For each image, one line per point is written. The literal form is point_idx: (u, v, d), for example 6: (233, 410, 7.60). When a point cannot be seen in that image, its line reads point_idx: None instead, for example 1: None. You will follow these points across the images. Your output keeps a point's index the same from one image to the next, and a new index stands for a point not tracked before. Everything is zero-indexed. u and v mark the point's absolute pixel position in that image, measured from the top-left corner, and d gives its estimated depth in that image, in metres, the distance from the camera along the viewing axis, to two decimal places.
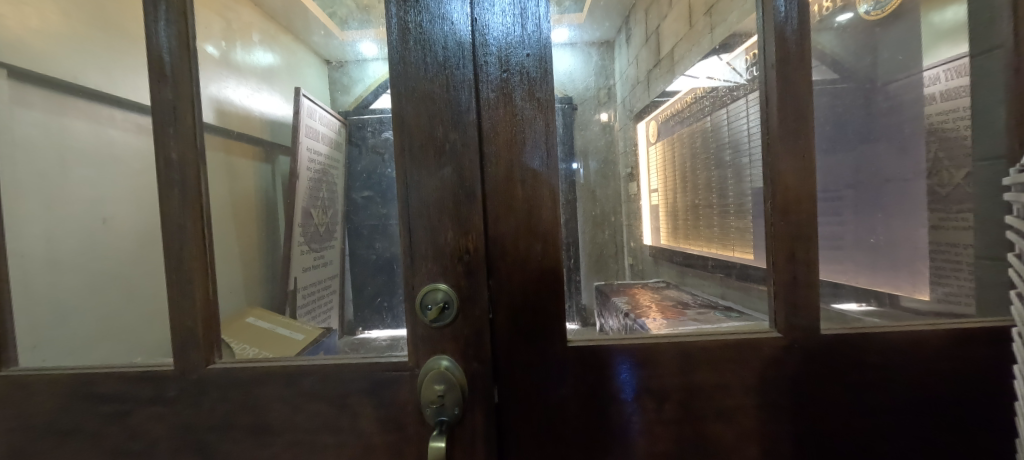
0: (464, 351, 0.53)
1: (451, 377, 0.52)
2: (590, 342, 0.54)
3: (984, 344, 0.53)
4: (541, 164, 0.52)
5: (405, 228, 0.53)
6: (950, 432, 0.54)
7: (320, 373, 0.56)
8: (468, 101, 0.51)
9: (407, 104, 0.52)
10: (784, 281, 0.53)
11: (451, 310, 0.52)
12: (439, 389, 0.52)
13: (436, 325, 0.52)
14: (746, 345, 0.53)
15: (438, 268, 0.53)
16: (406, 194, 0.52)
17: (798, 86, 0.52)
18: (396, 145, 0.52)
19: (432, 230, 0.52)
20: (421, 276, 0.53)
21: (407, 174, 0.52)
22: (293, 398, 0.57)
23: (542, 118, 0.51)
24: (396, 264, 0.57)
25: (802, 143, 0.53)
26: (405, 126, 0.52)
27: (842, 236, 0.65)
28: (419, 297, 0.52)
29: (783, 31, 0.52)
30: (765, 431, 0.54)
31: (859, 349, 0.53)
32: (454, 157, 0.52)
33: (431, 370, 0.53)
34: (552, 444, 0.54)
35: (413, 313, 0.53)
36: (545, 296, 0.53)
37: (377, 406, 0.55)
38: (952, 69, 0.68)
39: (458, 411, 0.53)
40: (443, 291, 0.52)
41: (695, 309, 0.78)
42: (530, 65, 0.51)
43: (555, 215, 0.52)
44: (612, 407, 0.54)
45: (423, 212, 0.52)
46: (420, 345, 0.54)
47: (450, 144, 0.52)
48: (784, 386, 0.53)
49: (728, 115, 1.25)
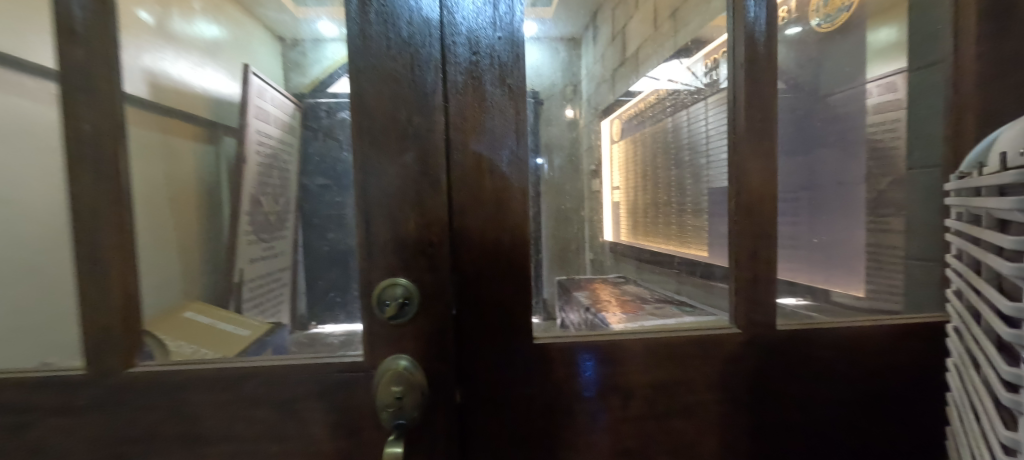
0: (425, 350, 0.50)
1: (409, 378, 0.49)
2: (556, 339, 0.53)
3: (921, 339, 0.56)
4: (510, 156, 0.50)
5: (361, 219, 0.49)
6: (891, 423, 0.57)
7: (263, 376, 0.52)
8: (434, 83, 0.48)
9: (366, 82, 0.48)
10: (746, 278, 0.54)
11: (411, 306, 0.49)
12: (397, 391, 0.48)
13: (394, 322, 0.49)
14: (709, 341, 0.54)
15: (398, 262, 0.49)
16: (363, 181, 0.48)
17: (765, 89, 0.53)
18: (351, 126, 0.48)
19: (392, 221, 0.49)
20: (379, 270, 0.49)
21: (366, 160, 0.48)
22: (233, 403, 0.52)
23: (513, 106, 0.49)
24: (351, 256, 0.53)
25: (766, 145, 0.53)
26: (364, 107, 0.48)
27: (797, 236, 0.67)
28: (376, 292, 0.49)
29: (751, 32, 0.53)
30: (726, 426, 0.55)
31: (813, 345, 0.55)
32: (417, 143, 0.48)
33: (388, 370, 0.49)
34: (516, 444, 0.52)
35: (369, 309, 0.50)
36: (511, 292, 0.51)
37: (329, 409, 0.52)
38: (881, 84, 0.74)
39: (417, 415, 0.49)
40: (403, 287, 0.49)
41: (654, 304, 0.79)
42: (501, 49, 0.49)
43: (525, 207, 0.50)
44: (577, 404, 0.53)
45: (383, 201, 0.48)
46: (377, 344, 0.50)
47: (414, 128, 0.48)
48: (744, 383, 0.54)
49: (689, 116, 1.29)
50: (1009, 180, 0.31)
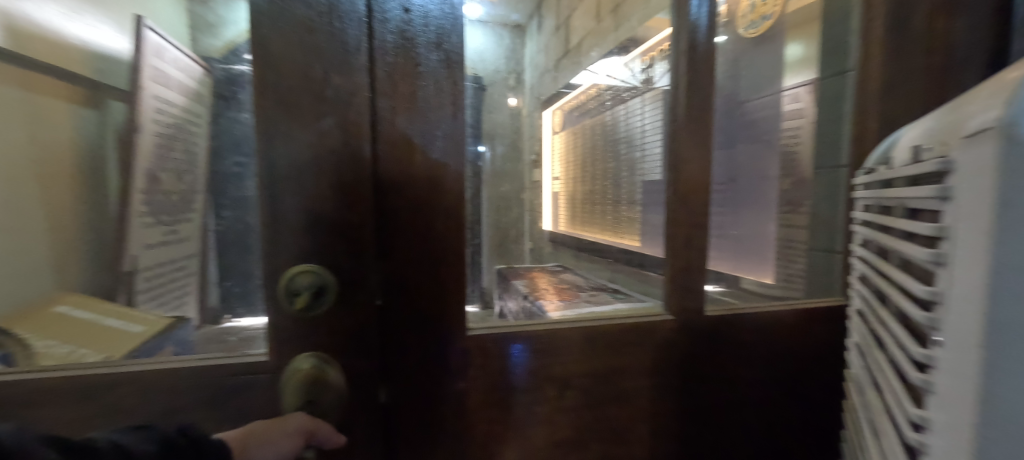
0: (344, 344, 0.45)
1: (320, 378, 0.44)
2: (492, 330, 0.50)
3: (828, 322, 0.61)
4: (445, 131, 0.46)
5: (266, 194, 0.42)
6: (800, 400, 0.61)
7: (140, 383, 0.44)
8: (359, 39, 0.43)
9: (275, 34, 0.41)
10: (680, 264, 0.55)
11: (326, 296, 0.43)
12: (304, 394, 0.43)
13: (305, 314, 0.44)
14: (643, 330, 0.54)
15: (312, 246, 0.43)
16: (268, 151, 0.42)
17: (703, 78, 0.53)
18: (253, 85, 0.41)
19: (304, 200, 0.42)
20: (287, 255, 0.43)
21: (272, 125, 0.41)
22: (97, 416, 0.44)
23: (449, 75, 0.46)
24: (253, 236, 0.46)
25: (702, 134, 0.54)
26: (270, 59, 0.41)
27: (723, 227, 0.70)
28: (282, 282, 0.43)
29: (693, 21, 0.53)
30: (657, 410, 0.55)
31: (737, 331, 0.57)
32: (337, 109, 0.42)
33: (296, 372, 0.43)
34: (446, 441, 0.50)
35: (274, 301, 0.43)
36: (443, 280, 0.47)
37: (223, 421, 0.46)
38: (795, 93, 0.80)
39: (332, 419, 0.45)
40: (315, 274, 0.43)
41: (588, 291, 0.80)
42: (438, 9, 0.45)
43: (460, 188, 0.47)
44: (512, 395, 0.51)
45: (294, 176, 0.42)
46: (284, 340, 0.44)
47: (333, 91, 0.42)
48: (674, 370, 0.55)
49: (627, 111, 1.31)
50: (927, 170, 0.33)
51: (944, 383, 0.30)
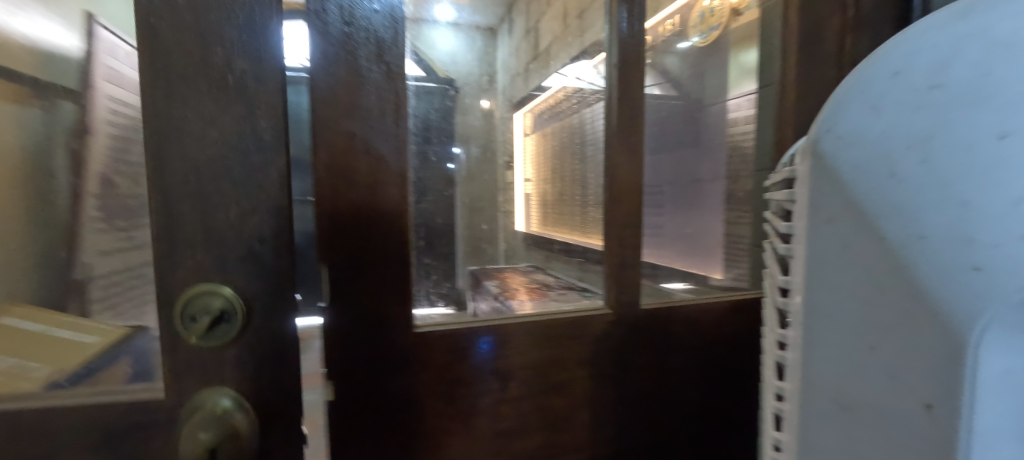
0: (250, 371, 0.43)
1: (225, 414, 0.42)
2: (437, 328, 0.53)
3: (754, 313, 0.67)
4: (386, 137, 0.49)
5: (160, 200, 0.41)
6: (729, 386, 0.66)
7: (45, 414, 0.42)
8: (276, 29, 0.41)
9: (172, 20, 0.39)
10: (615, 261, 0.59)
11: (229, 322, 0.42)
12: (205, 436, 0.41)
13: (206, 341, 0.42)
14: (581, 324, 0.58)
15: (219, 255, 0.42)
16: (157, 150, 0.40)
17: (632, 86, 0.57)
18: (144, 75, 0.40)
19: (206, 205, 0.41)
20: (182, 272, 0.42)
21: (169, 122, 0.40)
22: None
23: (390, 85, 0.49)
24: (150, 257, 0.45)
25: (633, 140, 0.58)
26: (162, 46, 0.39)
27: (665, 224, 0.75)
28: (178, 306, 0.41)
29: (622, 35, 0.57)
30: (596, 399, 0.59)
31: (669, 323, 0.62)
32: (240, 101, 0.41)
33: (200, 408, 0.42)
34: (394, 434, 0.52)
35: (175, 327, 0.42)
36: (387, 281, 0.50)
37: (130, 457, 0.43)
38: (745, 101, 0.82)
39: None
40: (220, 299, 0.42)
41: (556, 290, 0.86)
42: (379, 23, 0.48)
43: (402, 193, 0.50)
44: (457, 387, 0.54)
45: (204, 172, 0.41)
46: (186, 364, 0.42)
47: (235, 77, 0.41)
48: (611, 361, 0.59)
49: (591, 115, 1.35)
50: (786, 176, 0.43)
51: (797, 355, 0.40)
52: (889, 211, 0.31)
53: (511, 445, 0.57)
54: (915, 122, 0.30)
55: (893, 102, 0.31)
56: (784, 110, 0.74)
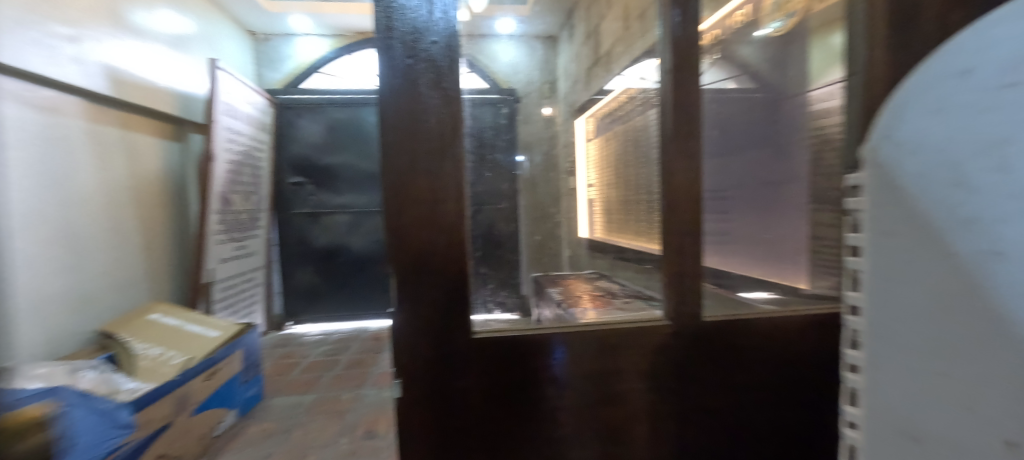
0: None
1: None
2: (495, 334, 0.55)
3: (837, 329, 0.61)
4: (446, 156, 0.52)
5: None
6: (807, 406, 0.61)
7: None
8: None
9: None
10: (674, 271, 0.57)
11: None
12: None
13: None
14: (642, 334, 0.57)
15: None
16: None
17: (689, 90, 0.56)
18: None
19: None
20: None
21: None
22: None
23: (447, 108, 0.52)
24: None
25: (691, 146, 0.56)
26: None
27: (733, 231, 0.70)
28: None
29: (675, 38, 0.55)
30: (654, 412, 0.58)
31: (738, 335, 0.59)
32: None
33: None
34: (453, 434, 0.55)
35: None
36: (446, 290, 0.52)
37: None
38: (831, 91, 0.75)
39: None
40: None
41: (621, 300, 0.86)
42: (437, 53, 0.51)
43: (459, 207, 0.52)
44: (514, 394, 0.55)
45: None
46: None
47: None
48: (674, 374, 0.58)
49: None
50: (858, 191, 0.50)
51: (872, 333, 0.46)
52: (968, 226, 0.36)
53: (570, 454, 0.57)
54: (983, 122, 0.35)
55: (961, 105, 0.37)
56: (872, 103, 0.65)
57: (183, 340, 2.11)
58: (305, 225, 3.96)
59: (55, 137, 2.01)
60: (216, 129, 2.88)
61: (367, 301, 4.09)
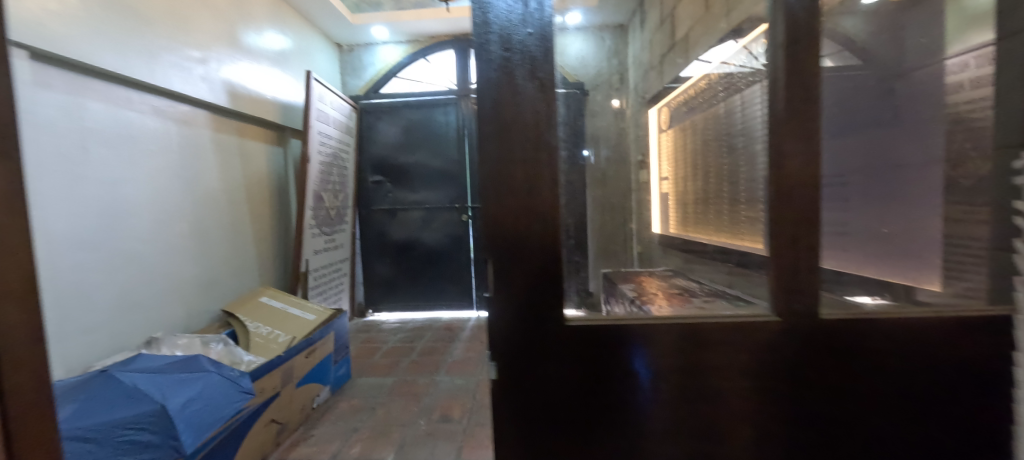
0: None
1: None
2: (589, 323, 0.55)
3: (984, 334, 0.53)
4: (541, 147, 0.52)
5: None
6: (943, 422, 0.54)
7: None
8: None
9: None
10: (785, 265, 0.53)
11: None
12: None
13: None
14: (747, 330, 0.53)
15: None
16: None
17: (807, 67, 0.51)
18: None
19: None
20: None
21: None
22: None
23: (542, 98, 0.52)
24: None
25: (807, 128, 0.51)
26: None
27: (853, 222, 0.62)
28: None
29: (791, 10, 0.51)
30: (760, 414, 0.54)
31: (860, 336, 0.53)
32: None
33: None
34: (548, 420, 0.55)
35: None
36: (542, 278, 0.53)
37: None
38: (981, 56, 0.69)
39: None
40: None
41: (702, 297, 0.83)
42: (532, 44, 0.52)
43: (554, 197, 0.52)
44: (608, 385, 0.54)
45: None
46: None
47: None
48: (783, 375, 0.53)
49: (741, 101, 1.19)
50: None
51: None
52: None
53: (669, 450, 0.55)
54: None
55: None
56: None
57: (286, 322, 2.37)
58: (384, 221, 4.22)
59: (188, 145, 2.36)
60: (309, 133, 3.17)
61: (441, 293, 4.26)
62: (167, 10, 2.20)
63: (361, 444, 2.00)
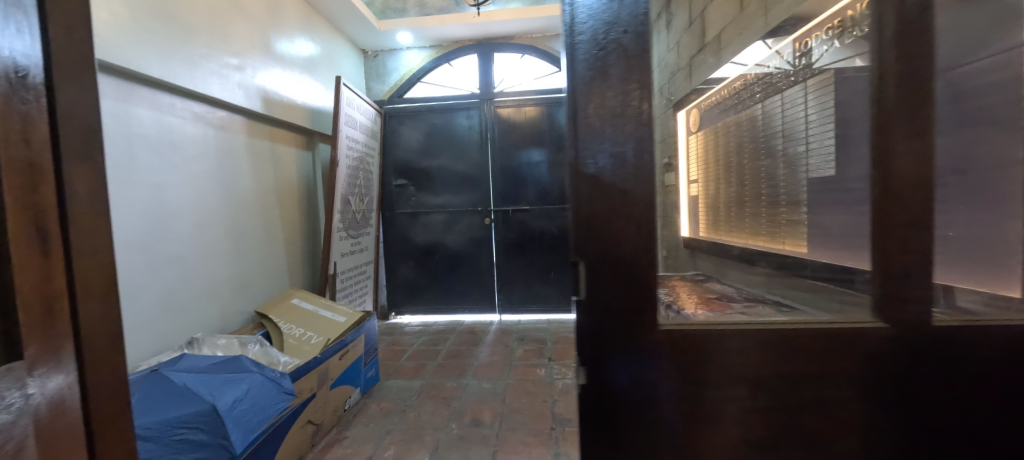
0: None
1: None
2: (685, 327, 0.54)
3: None
4: (635, 147, 0.51)
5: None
6: None
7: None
8: None
9: None
10: (893, 268, 0.52)
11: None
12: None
13: None
14: (848, 337, 0.53)
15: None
16: None
17: (918, 63, 0.50)
18: None
19: None
20: None
21: None
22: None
23: (639, 96, 0.51)
24: None
25: (916, 125, 0.51)
26: None
27: (954, 224, 0.59)
28: None
29: (903, 4, 0.50)
30: (863, 423, 0.53)
31: (971, 344, 0.52)
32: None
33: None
34: (641, 429, 0.54)
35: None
36: (638, 283, 0.52)
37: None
38: None
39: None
40: None
41: (745, 302, 0.70)
42: (628, 42, 0.51)
43: (651, 198, 0.52)
44: (704, 393, 0.53)
45: None
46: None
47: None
48: (886, 383, 0.53)
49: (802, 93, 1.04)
50: None
51: None
52: None
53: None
54: None
55: None
56: None
57: (317, 324, 2.39)
58: (408, 224, 4.25)
59: (225, 150, 2.41)
60: (339, 138, 3.22)
61: (463, 296, 4.27)
62: (208, 18, 2.26)
63: (395, 447, 2.01)
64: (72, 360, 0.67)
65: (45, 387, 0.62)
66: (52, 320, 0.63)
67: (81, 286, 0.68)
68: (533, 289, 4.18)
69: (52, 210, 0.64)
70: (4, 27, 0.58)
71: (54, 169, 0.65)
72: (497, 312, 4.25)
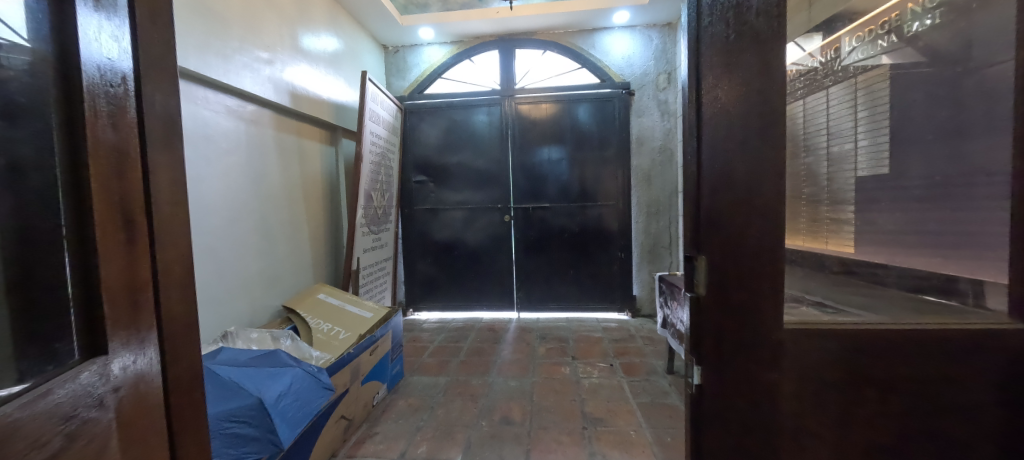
0: None
1: None
2: (809, 327, 0.58)
3: None
4: (759, 135, 0.55)
5: None
6: None
7: None
8: None
9: None
10: None
11: None
12: None
13: None
14: (956, 340, 0.57)
15: None
16: None
17: None
18: None
19: None
20: None
21: None
22: None
23: (761, 78, 0.55)
24: None
25: None
26: None
27: None
28: None
29: None
30: (1003, 427, 0.58)
31: None
32: None
33: None
34: (762, 427, 0.58)
35: None
36: (761, 282, 0.56)
37: None
38: None
39: None
40: None
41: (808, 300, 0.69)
42: (759, 25, 0.55)
43: (777, 191, 0.56)
44: (834, 394, 0.58)
45: None
46: None
47: None
48: (983, 385, 0.58)
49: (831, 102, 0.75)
50: None
51: None
52: None
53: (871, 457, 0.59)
54: None
55: None
56: None
57: (346, 320, 2.38)
58: (427, 221, 4.24)
59: (255, 143, 2.42)
60: (364, 134, 3.22)
61: (482, 293, 4.25)
62: (240, 12, 2.25)
63: (426, 444, 2.00)
64: (156, 352, 0.66)
65: (131, 379, 0.60)
66: (140, 314, 0.63)
67: (163, 276, 0.67)
68: (552, 287, 4.15)
69: (139, 202, 0.63)
70: (97, 13, 0.57)
71: (141, 159, 0.64)
72: (515, 310, 4.23)
